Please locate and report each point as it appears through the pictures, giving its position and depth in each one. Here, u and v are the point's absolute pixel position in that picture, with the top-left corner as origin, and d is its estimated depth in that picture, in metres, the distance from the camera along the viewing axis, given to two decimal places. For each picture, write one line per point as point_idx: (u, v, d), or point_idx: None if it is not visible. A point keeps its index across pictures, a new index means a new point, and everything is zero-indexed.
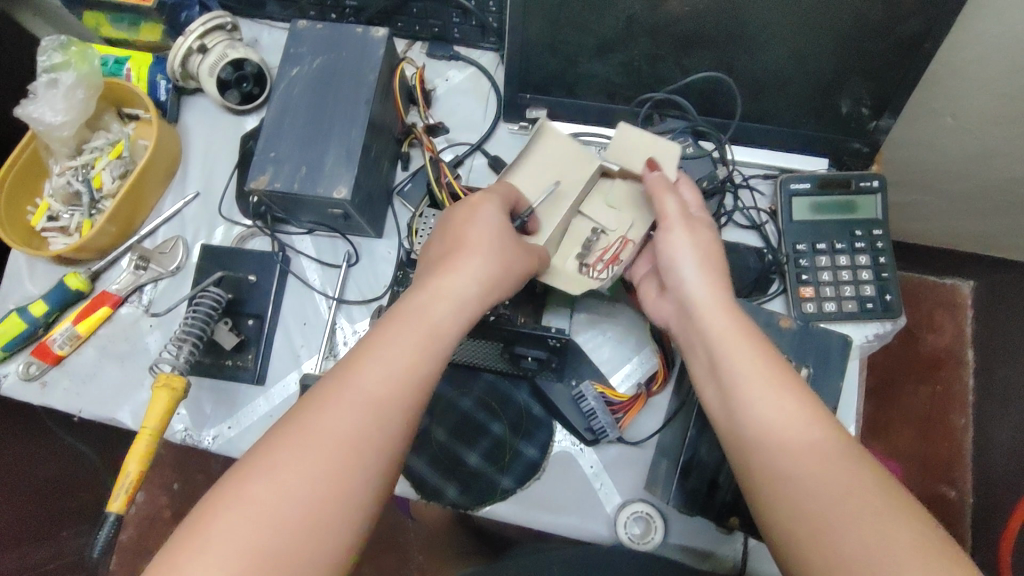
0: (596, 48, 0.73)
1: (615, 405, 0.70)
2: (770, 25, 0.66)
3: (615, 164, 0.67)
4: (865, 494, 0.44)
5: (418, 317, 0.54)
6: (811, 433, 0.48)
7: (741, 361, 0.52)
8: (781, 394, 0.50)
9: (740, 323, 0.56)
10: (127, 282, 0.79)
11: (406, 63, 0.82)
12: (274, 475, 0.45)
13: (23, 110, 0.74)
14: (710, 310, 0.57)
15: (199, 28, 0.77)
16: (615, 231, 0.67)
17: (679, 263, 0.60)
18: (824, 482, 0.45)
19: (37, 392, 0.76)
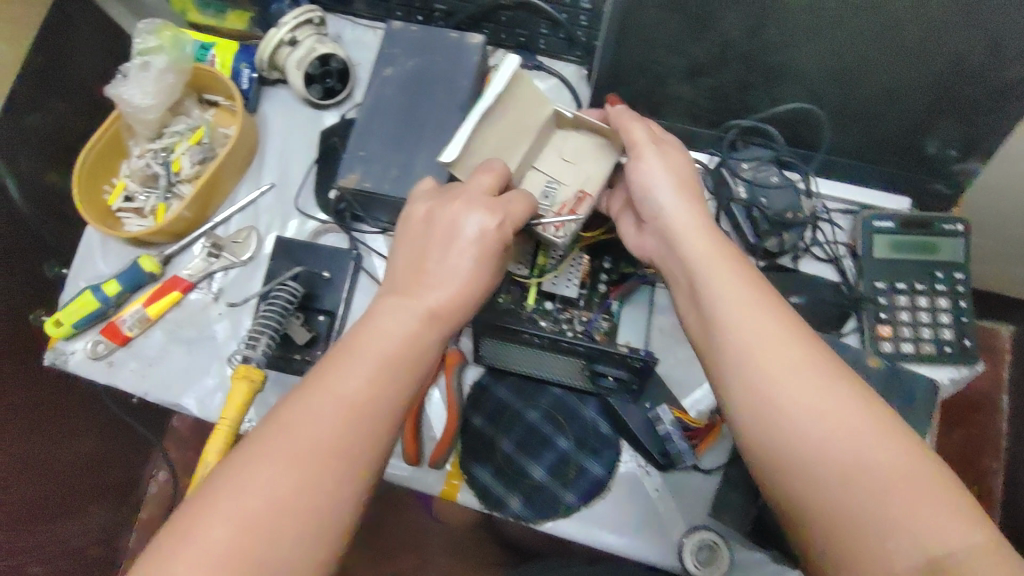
0: (685, 72, 0.71)
1: (690, 431, 0.70)
2: (869, 62, 0.64)
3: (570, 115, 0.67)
4: (864, 449, 0.42)
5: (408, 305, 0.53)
6: (804, 377, 0.45)
7: (731, 304, 0.50)
8: (770, 330, 0.48)
9: (730, 266, 0.53)
10: (199, 269, 0.79)
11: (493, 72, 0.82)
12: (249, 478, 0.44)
13: (113, 90, 0.74)
14: (700, 256, 0.55)
15: (291, 21, 0.77)
16: (570, 184, 0.68)
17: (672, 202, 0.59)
18: (818, 434, 0.43)
19: (104, 371, 0.77)
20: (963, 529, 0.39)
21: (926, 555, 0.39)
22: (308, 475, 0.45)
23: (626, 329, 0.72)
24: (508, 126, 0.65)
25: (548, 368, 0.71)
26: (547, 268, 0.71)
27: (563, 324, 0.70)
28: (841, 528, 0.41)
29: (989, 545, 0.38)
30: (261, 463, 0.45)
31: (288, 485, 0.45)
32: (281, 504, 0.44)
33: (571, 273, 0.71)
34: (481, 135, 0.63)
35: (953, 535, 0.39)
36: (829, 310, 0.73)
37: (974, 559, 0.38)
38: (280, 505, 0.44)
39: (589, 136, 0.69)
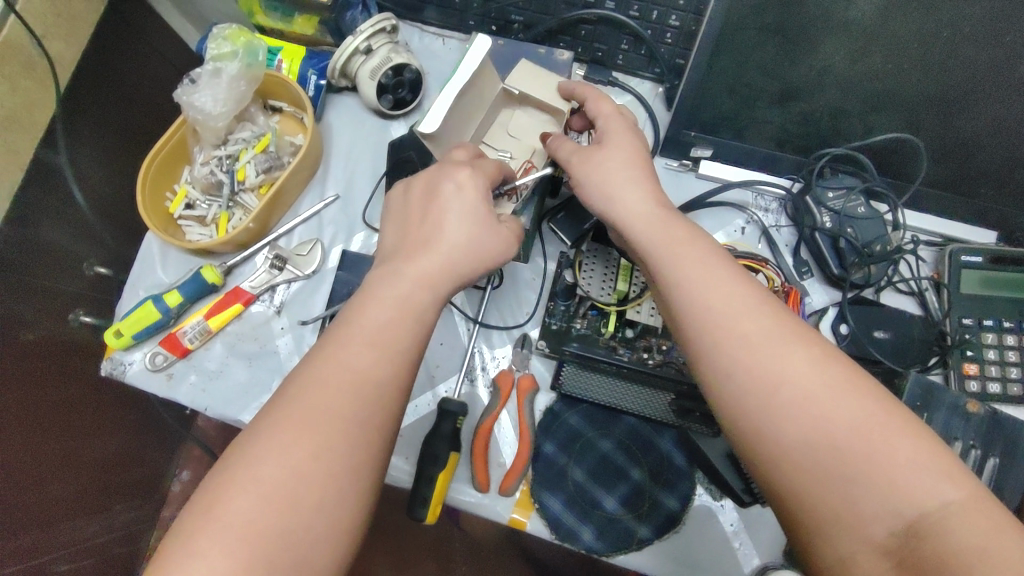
0: (778, 96, 0.69)
1: None
2: (978, 91, 0.61)
3: (517, 88, 0.63)
4: (846, 409, 0.41)
5: (387, 276, 0.51)
6: (771, 339, 0.44)
7: (694, 268, 0.48)
8: (737, 317, 0.45)
9: (690, 227, 0.51)
10: (261, 281, 0.76)
11: None
12: (274, 457, 0.42)
13: (184, 96, 0.72)
14: (660, 216, 0.52)
15: (367, 29, 0.74)
16: (519, 157, 0.65)
17: (629, 169, 0.55)
18: (789, 396, 0.42)
19: (163, 384, 0.74)
20: (941, 484, 0.37)
21: (911, 511, 0.37)
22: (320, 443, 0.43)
23: None
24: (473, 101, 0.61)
25: (617, 390, 0.69)
26: (633, 295, 0.67)
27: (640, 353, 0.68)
28: (822, 489, 0.40)
29: (973, 501, 0.37)
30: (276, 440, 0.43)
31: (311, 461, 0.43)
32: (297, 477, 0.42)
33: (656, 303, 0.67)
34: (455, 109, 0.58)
35: (933, 489, 0.37)
36: (917, 347, 0.71)
37: (955, 514, 0.36)
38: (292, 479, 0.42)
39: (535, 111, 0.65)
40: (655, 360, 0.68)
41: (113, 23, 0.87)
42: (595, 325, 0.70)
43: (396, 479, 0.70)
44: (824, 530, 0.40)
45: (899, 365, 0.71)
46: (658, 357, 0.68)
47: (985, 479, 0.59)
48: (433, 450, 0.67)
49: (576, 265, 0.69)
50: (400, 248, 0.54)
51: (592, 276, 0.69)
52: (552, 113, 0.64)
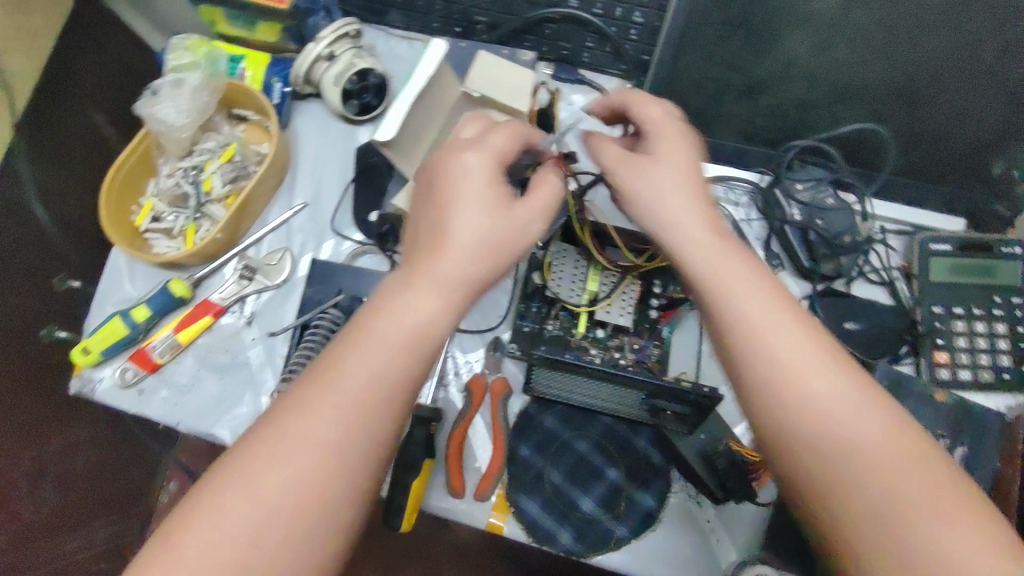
0: (744, 89, 0.68)
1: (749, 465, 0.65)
2: (942, 79, 0.61)
3: (477, 92, 0.62)
4: (941, 514, 0.36)
5: (390, 299, 0.44)
6: (865, 422, 0.39)
7: (772, 322, 0.42)
8: (799, 345, 0.42)
9: (759, 269, 0.46)
10: (231, 292, 0.76)
11: (540, 88, 0.80)
12: (248, 482, 0.38)
13: (144, 108, 0.71)
14: (721, 256, 0.47)
15: (329, 35, 0.73)
16: None
17: (684, 203, 0.50)
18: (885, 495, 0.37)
19: (135, 400, 0.74)
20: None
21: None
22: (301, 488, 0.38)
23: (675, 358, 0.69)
24: (432, 105, 0.61)
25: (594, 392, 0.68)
26: (600, 295, 0.68)
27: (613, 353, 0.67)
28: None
29: None
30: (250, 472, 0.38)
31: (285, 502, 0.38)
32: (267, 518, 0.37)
33: (624, 301, 0.68)
34: (411, 116, 0.58)
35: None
36: (889, 337, 0.71)
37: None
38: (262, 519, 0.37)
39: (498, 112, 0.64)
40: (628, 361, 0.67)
41: (71, 35, 0.85)
42: (566, 326, 0.69)
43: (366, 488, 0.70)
44: None
45: (872, 355, 0.71)
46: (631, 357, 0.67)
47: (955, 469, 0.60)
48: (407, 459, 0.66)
49: (545, 267, 0.69)
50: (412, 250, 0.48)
51: (562, 277, 0.69)
52: (514, 114, 0.63)
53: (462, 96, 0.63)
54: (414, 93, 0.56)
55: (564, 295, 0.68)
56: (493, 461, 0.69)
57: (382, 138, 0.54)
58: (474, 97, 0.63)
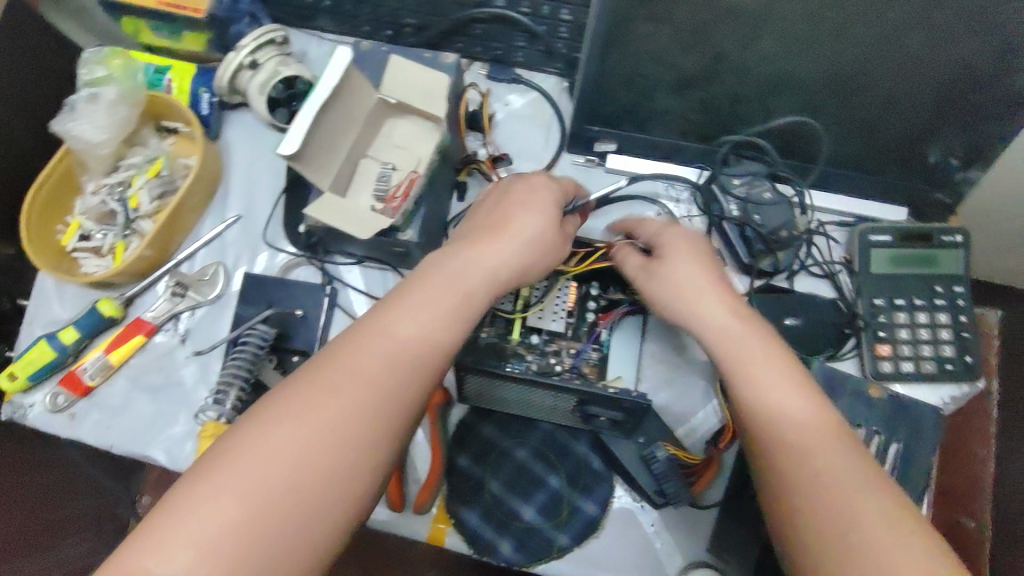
0: (675, 84, 0.67)
1: (688, 469, 0.66)
2: (870, 68, 0.60)
3: (394, 98, 0.62)
4: (909, 551, 0.39)
5: (436, 286, 0.49)
6: (846, 467, 0.43)
7: (770, 383, 0.48)
8: (790, 385, 0.48)
9: (775, 343, 0.51)
10: (163, 310, 0.74)
11: (470, 88, 0.78)
12: (297, 426, 0.41)
13: (59, 125, 0.69)
14: (750, 329, 0.52)
15: (250, 43, 0.71)
16: (405, 168, 0.64)
17: (687, 285, 0.55)
18: (860, 529, 0.40)
19: (65, 424, 0.72)
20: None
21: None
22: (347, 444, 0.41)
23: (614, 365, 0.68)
24: (346, 114, 0.60)
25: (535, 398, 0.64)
26: (530, 301, 0.66)
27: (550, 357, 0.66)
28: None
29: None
30: (304, 411, 0.41)
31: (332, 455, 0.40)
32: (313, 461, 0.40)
33: (557, 307, 0.66)
34: (318, 126, 0.58)
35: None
36: (829, 331, 0.71)
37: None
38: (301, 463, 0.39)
39: (416, 116, 0.64)
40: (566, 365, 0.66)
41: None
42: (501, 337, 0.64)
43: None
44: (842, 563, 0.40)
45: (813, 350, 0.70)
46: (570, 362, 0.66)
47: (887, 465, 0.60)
48: None
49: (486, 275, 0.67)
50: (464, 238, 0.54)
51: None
52: (432, 120, 0.63)
53: (378, 103, 0.63)
54: (317, 105, 0.55)
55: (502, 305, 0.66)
56: (433, 471, 0.67)
57: (288, 152, 0.54)
58: (391, 103, 0.63)
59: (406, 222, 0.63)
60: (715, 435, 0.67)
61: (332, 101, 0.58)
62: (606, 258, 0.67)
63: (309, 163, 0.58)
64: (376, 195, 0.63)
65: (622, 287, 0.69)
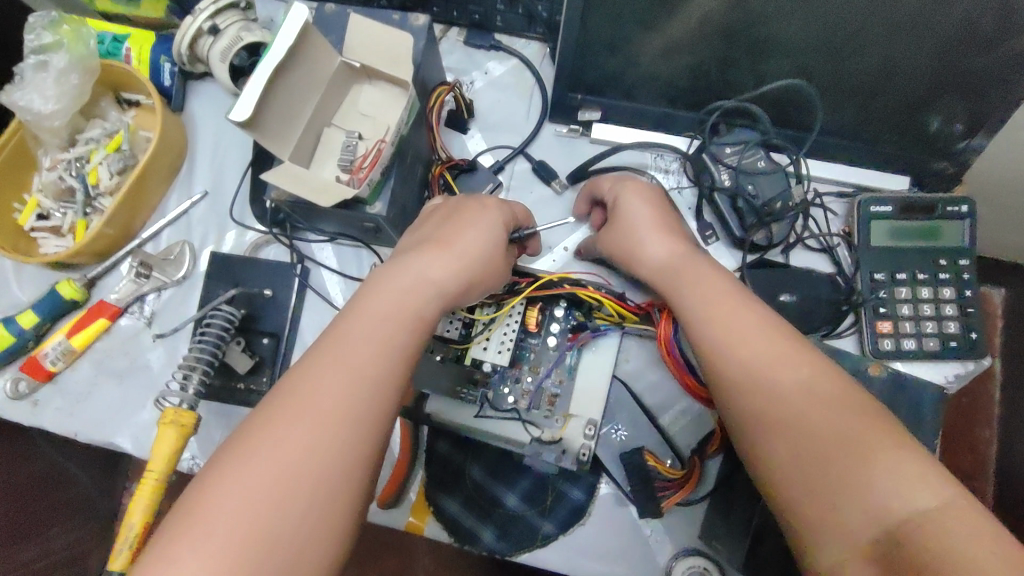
0: (661, 49, 0.62)
1: (666, 482, 0.62)
2: (865, 30, 0.55)
3: (358, 62, 0.60)
4: (838, 416, 0.39)
5: (385, 291, 0.46)
6: (772, 358, 0.42)
7: (712, 302, 0.47)
8: (759, 330, 0.44)
9: (711, 264, 0.51)
10: (127, 292, 0.70)
11: (443, 87, 0.68)
12: (258, 458, 0.37)
13: (7, 97, 0.65)
14: (688, 258, 0.52)
15: (209, 6, 0.67)
16: (373, 137, 0.61)
17: (638, 227, 0.55)
18: (785, 411, 0.40)
19: (29, 411, 0.69)
20: (922, 490, 0.35)
21: (890, 518, 0.35)
22: (314, 482, 0.38)
23: (585, 372, 0.63)
24: (307, 77, 0.57)
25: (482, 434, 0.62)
26: (479, 330, 0.63)
27: (501, 389, 0.63)
28: (811, 490, 0.38)
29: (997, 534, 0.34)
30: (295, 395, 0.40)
31: (302, 502, 0.37)
32: (276, 512, 0.36)
33: (505, 335, 0.62)
34: (274, 91, 0.54)
35: (917, 495, 0.35)
36: (824, 309, 0.67)
37: (935, 521, 0.34)
38: (270, 511, 0.36)
39: (383, 83, 0.62)
40: (516, 399, 0.62)
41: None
42: (453, 365, 0.63)
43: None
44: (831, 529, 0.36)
45: (810, 329, 0.67)
46: (523, 395, 0.62)
47: None
48: None
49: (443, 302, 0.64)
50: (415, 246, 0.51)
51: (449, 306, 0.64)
52: (400, 85, 0.61)
53: (341, 66, 0.60)
54: (271, 69, 0.51)
55: (456, 338, 0.63)
56: (398, 474, 0.65)
57: (240, 117, 0.50)
58: (355, 68, 0.61)
59: (374, 195, 0.59)
60: (705, 436, 0.63)
61: (289, 62, 0.54)
62: (554, 285, 0.63)
63: (266, 129, 0.55)
64: (341, 165, 0.60)
65: (585, 308, 0.64)
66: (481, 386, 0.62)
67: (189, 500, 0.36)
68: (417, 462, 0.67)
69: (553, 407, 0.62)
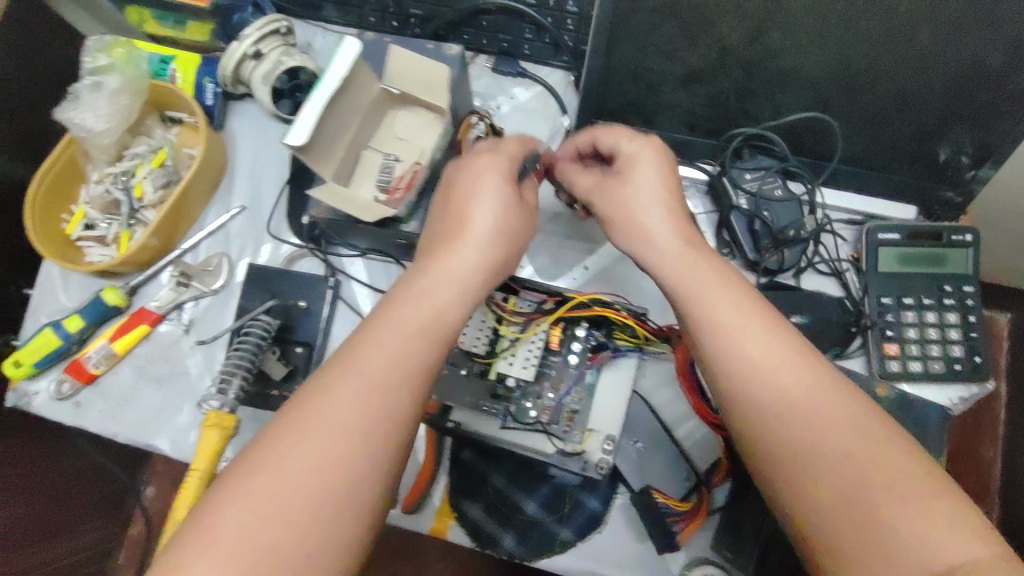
0: (681, 79, 0.66)
1: (675, 515, 0.64)
2: (877, 65, 0.59)
3: (396, 89, 0.65)
4: (882, 458, 0.39)
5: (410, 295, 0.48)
6: (814, 396, 0.42)
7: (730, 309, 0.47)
8: (779, 346, 0.44)
9: (724, 269, 0.50)
10: (168, 300, 0.74)
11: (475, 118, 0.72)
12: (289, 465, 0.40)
13: (63, 113, 0.68)
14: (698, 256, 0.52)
15: (255, 32, 0.71)
16: (409, 159, 0.66)
17: (646, 209, 0.54)
18: (827, 447, 0.40)
19: (71, 412, 0.72)
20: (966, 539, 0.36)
21: (938, 566, 0.35)
22: (379, 481, 0.42)
23: (603, 389, 0.66)
24: (351, 104, 0.61)
25: (506, 440, 0.65)
26: (504, 345, 0.66)
27: (523, 403, 0.65)
28: (848, 530, 0.38)
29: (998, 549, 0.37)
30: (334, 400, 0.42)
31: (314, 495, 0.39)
32: (294, 519, 0.39)
33: (530, 352, 0.65)
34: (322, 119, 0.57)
35: (962, 548, 0.36)
36: (836, 330, 0.69)
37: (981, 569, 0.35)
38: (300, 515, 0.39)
39: (418, 108, 0.67)
40: (538, 414, 0.65)
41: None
42: (478, 380, 0.66)
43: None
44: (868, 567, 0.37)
45: (820, 349, 0.70)
46: (544, 410, 0.65)
47: None
48: None
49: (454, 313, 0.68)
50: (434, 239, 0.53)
51: (468, 325, 0.66)
52: (434, 109, 0.65)
53: (379, 93, 0.65)
54: (324, 96, 0.55)
55: (478, 349, 0.66)
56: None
57: (295, 143, 0.54)
58: (393, 94, 0.66)
59: (409, 213, 0.62)
60: (711, 464, 0.66)
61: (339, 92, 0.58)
62: (581, 305, 0.66)
63: (314, 152, 0.58)
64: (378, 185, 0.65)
65: (606, 329, 0.67)
66: (503, 400, 0.65)
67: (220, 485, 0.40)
68: (441, 468, 0.70)
69: (573, 422, 0.65)
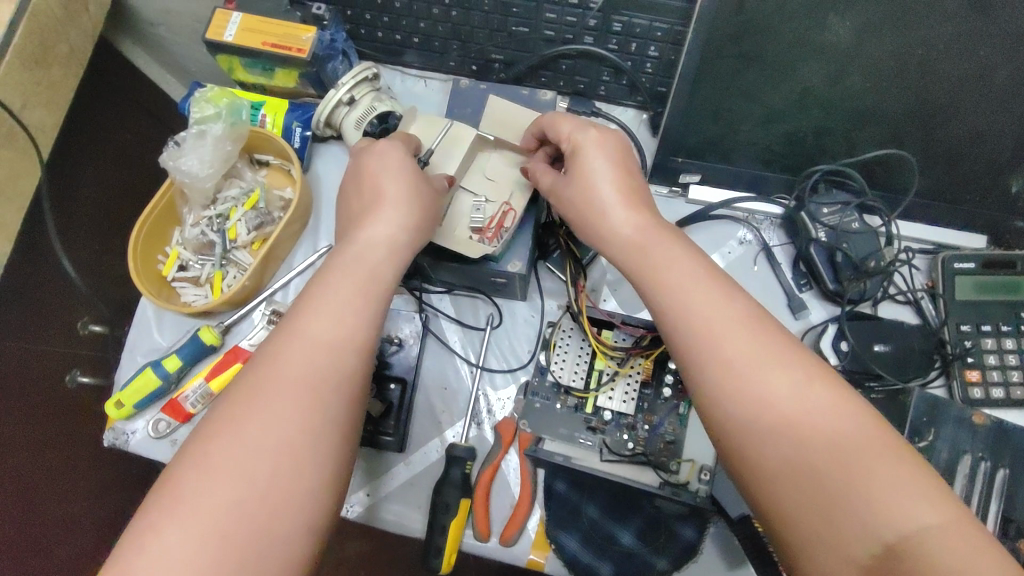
0: (761, 119, 0.69)
1: None
2: (955, 103, 0.62)
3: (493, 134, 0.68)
4: (848, 428, 0.41)
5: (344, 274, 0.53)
6: (756, 359, 0.44)
7: (679, 278, 0.50)
8: (730, 319, 0.47)
9: (676, 245, 0.53)
10: (260, 338, 0.75)
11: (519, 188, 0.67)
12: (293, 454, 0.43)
13: (173, 162, 0.72)
14: (649, 235, 0.54)
15: (349, 80, 0.74)
16: (498, 200, 0.67)
17: (592, 186, 0.57)
18: (766, 405, 0.43)
19: (169, 450, 0.74)
20: (919, 506, 0.37)
21: (892, 534, 0.37)
22: None
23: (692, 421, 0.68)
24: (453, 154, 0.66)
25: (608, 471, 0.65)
26: (604, 379, 0.69)
27: (620, 436, 0.69)
28: (802, 499, 0.40)
29: None
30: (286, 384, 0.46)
31: (259, 479, 0.42)
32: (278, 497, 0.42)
33: (629, 386, 0.69)
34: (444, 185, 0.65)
35: (914, 510, 0.37)
36: (919, 358, 0.72)
37: (935, 538, 0.36)
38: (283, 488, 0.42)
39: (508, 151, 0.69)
40: (635, 445, 0.68)
41: (94, 84, 0.87)
42: (573, 413, 0.70)
43: (367, 517, 0.70)
44: (817, 534, 0.39)
45: (905, 379, 0.72)
46: (640, 441, 0.68)
47: (996, 490, 0.62)
48: (444, 499, 0.67)
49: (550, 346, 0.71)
50: (357, 221, 0.57)
51: (565, 360, 0.70)
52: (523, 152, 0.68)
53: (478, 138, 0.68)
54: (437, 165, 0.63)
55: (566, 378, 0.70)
56: (482, 496, 0.69)
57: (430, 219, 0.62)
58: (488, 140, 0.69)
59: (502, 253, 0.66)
60: None
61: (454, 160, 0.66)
62: None
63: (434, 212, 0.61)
64: (472, 226, 0.65)
65: None
66: (598, 432, 0.69)
67: (171, 477, 0.42)
68: (535, 502, 0.71)
69: (670, 453, 0.67)
